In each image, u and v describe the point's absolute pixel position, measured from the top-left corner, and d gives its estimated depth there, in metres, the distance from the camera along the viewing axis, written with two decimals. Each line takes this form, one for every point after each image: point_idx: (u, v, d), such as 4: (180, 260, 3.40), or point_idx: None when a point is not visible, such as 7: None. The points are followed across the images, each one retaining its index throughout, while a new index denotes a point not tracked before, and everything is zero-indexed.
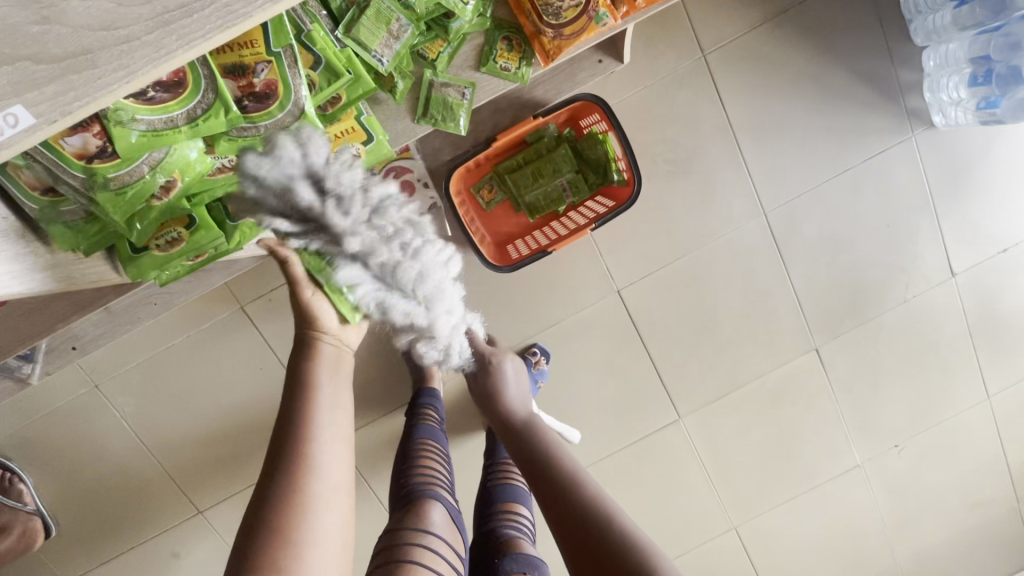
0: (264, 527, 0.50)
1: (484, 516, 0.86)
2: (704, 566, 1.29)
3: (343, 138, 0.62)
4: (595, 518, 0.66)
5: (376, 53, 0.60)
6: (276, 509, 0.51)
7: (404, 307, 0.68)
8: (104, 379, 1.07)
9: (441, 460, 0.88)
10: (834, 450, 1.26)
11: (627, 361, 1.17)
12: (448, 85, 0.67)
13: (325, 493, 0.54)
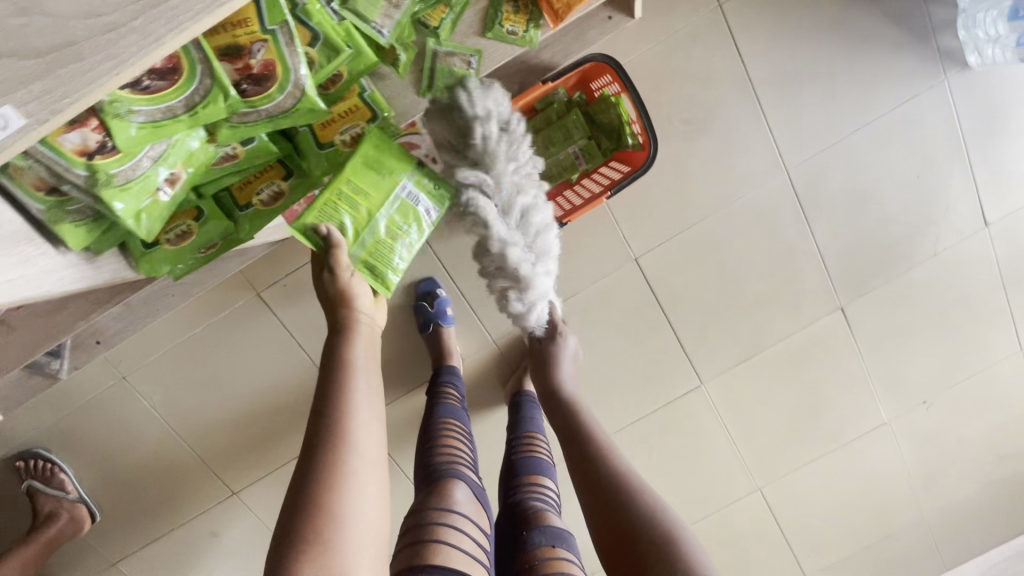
0: (303, 498, 0.53)
1: (509, 490, 0.87)
2: (727, 526, 1.31)
3: (345, 117, 0.61)
4: (625, 501, 0.70)
5: (376, 24, 0.57)
6: (316, 481, 0.54)
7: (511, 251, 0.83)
8: (132, 370, 1.08)
9: (464, 437, 0.89)
10: (860, 409, 1.25)
11: (647, 329, 1.15)
12: (453, 56, 0.63)
13: (360, 467, 0.57)
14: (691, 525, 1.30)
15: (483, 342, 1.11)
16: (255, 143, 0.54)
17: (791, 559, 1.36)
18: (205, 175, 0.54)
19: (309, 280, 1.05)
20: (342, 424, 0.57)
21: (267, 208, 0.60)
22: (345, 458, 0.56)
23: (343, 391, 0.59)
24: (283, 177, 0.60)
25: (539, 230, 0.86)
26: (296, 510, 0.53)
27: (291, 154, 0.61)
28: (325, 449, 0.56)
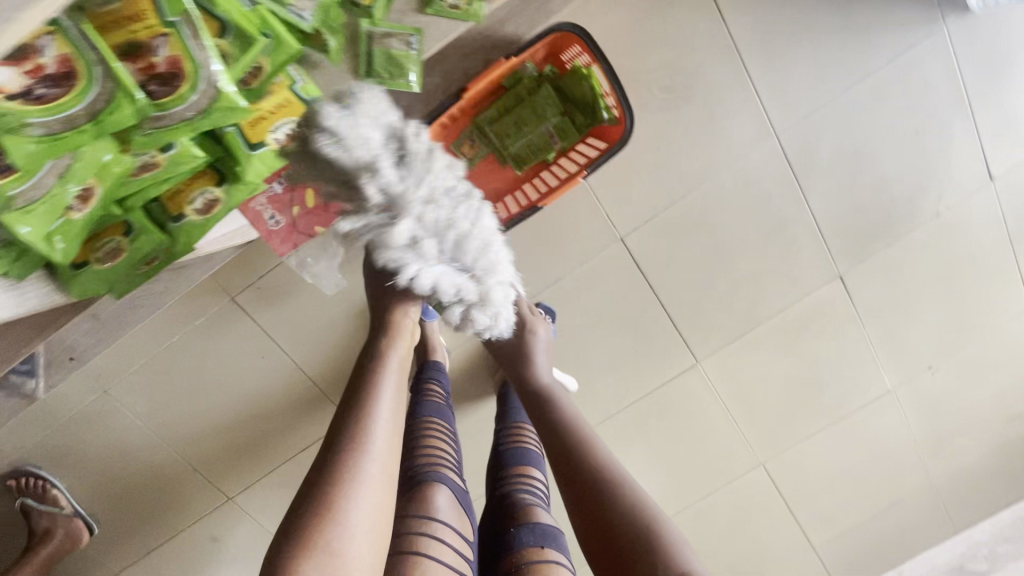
0: (325, 471, 0.62)
1: (496, 482, 0.87)
2: (731, 502, 1.29)
3: (278, 112, 0.54)
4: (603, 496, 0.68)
5: (295, 9, 0.56)
6: (337, 458, 0.63)
7: (442, 281, 0.77)
8: (113, 383, 1.06)
9: (447, 435, 0.88)
10: (863, 378, 1.21)
11: (637, 310, 1.11)
12: (390, 36, 0.62)
13: (379, 448, 0.66)
14: (694, 502, 1.28)
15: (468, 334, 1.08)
16: (176, 147, 0.49)
17: (797, 531, 1.34)
18: (124, 187, 0.48)
19: (283, 282, 1.01)
20: (367, 412, 0.67)
21: (204, 219, 0.54)
22: (366, 441, 0.65)
23: (375, 388, 0.71)
24: (216, 184, 0.54)
25: (467, 249, 0.78)
26: (316, 481, 0.61)
27: (222, 155, 0.53)
28: (349, 432, 0.65)
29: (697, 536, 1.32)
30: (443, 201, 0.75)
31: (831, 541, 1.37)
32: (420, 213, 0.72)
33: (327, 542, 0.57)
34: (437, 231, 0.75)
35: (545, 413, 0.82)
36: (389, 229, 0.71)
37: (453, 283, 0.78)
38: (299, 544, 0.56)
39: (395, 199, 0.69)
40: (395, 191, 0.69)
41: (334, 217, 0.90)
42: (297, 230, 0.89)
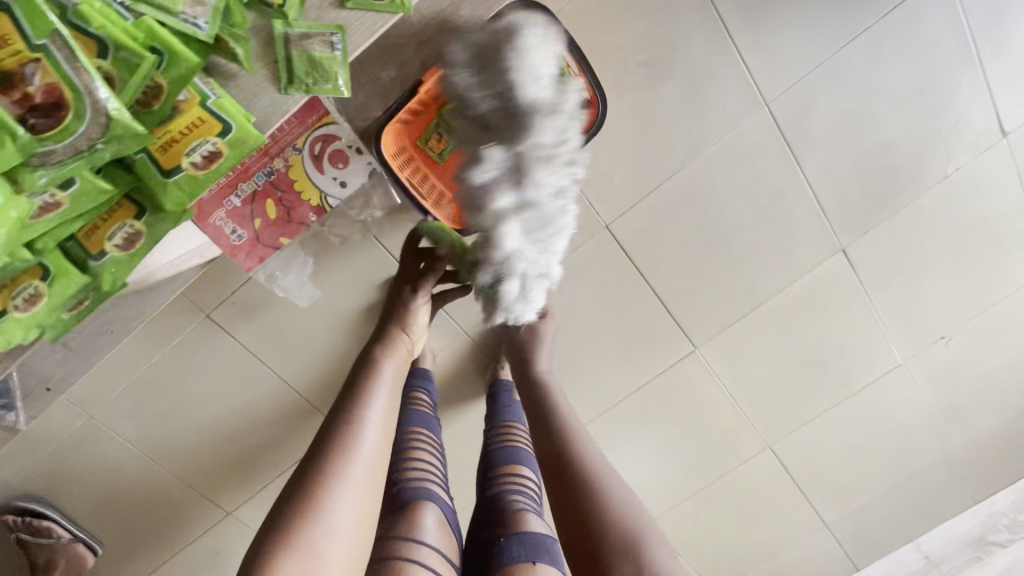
0: (312, 468, 0.64)
1: (484, 482, 0.91)
2: (738, 485, 1.26)
3: (191, 134, 0.50)
4: (583, 496, 0.71)
5: (187, 16, 0.47)
6: (325, 458, 0.65)
7: (517, 246, 0.81)
8: (97, 407, 1.04)
9: (433, 447, 0.90)
10: (872, 354, 1.15)
11: (629, 299, 1.06)
12: (311, 37, 0.55)
13: (368, 450, 0.68)
14: (700, 487, 1.26)
15: (453, 336, 1.04)
16: (78, 183, 0.47)
17: (809, 510, 1.31)
18: (26, 234, 0.46)
19: (258, 296, 0.98)
20: (356, 416, 0.70)
21: (126, 253, 0.54)
22: (355, 442, 0.67)
23: (367, 395, 0.74)
24: (136, 215, 0.53)
25: (550, 238, 0.83)
26: (303, 477, 0.63)
27: (136, 184, 0.52)
28: (338, 433, 0.67)
29: (704, 520, 1.30)
30: (549, 178, 0.76)
31: (844, 518, 1.33)
32: (533, 181, 0.75)
33: (308, 530, 0.58)
34: (536, 203, 0.77)
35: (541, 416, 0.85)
36: (499, 177, 0.75)
37: (525, 256, 0.83)
38: (283, 534, 0.58)
39: (535, 146, 0.73)
40: (531, 148, 0.73)
41: (299, 227, 0.85)
42: (261, 243, 0.84)
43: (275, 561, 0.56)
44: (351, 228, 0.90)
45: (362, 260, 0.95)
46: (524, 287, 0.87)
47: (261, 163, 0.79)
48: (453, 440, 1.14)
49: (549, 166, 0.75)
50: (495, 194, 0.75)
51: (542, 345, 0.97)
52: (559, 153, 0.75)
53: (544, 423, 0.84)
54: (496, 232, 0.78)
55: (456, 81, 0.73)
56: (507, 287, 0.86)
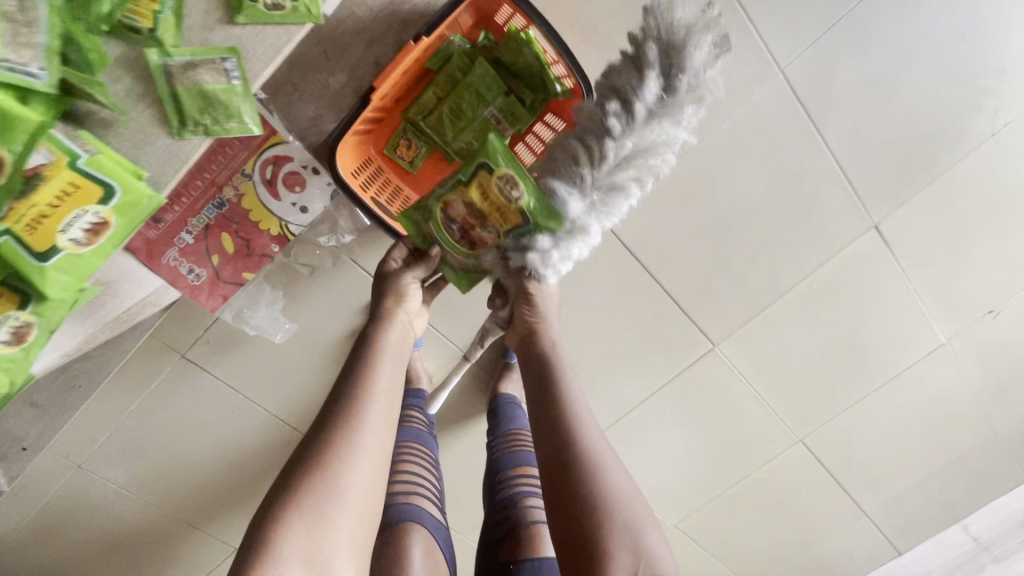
0: (315, 438, 0.57)
1: (490, 489, 0.86)
2: (769, 481, 1.18)
3: (64, 205, 0.45)
4: (582, 501, 0.56)
5: (16, 65, 0.39)
6: (330, 427, 0.58)
7: (615, 197, 0.64)
8: (84, 456, 0.99)
9: (424, 459, 0.84)
10: (912, 335, 1.05)
11: (637, 299, 0.97)
12: (196, 67, 0.47)
13: (375, 415, 0.61)
14: (728, 486, 1.18)
15: (448, 352, 0.97)
16: None
17: (847, 500, 1.23)
18: None
19: (233, 330, 0.90)
20: (361, 386, 0.62)
21: (20, 347, 0.51)
22: (359, 413, 0.59)
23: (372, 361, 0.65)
24: (19, 308, 0.49)
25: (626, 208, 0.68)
26: (305, 448, 0.57)
27: (10, 275, 0.48)
28: (343, 401, 0.60)
29: (735, 518, 1.23)
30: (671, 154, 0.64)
31: (886, 505, 1.25)
32: (658, 149, 0.62)
33: (303, 508, 0.52)
34: (654, 170, 0.64)
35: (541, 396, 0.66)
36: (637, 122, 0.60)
37: (610, 217, 0.66)
38: (284, 506, 0.52)
39: (681, 103, 0.60)
40: (676, 109, 0.60)
41: (262, 260, 0.76)
42: (223, 280, 0.76)
43: (275, 534, 0.50)
44: (321, 255, 0.81)
45: (339, 291, 0.84)
46: (586, 244, 0.66)
47: (209, 194, 0.71)
48: (460, 459, 1.08)
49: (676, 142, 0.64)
50: (630, 133, 0.61)
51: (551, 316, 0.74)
52: (677, 131, 0.62)
53: (542, 402, 0.66)
54: (604, 125, 0.61)
55: (668, 10, 0.59)
56: (577, 235, 0.65)
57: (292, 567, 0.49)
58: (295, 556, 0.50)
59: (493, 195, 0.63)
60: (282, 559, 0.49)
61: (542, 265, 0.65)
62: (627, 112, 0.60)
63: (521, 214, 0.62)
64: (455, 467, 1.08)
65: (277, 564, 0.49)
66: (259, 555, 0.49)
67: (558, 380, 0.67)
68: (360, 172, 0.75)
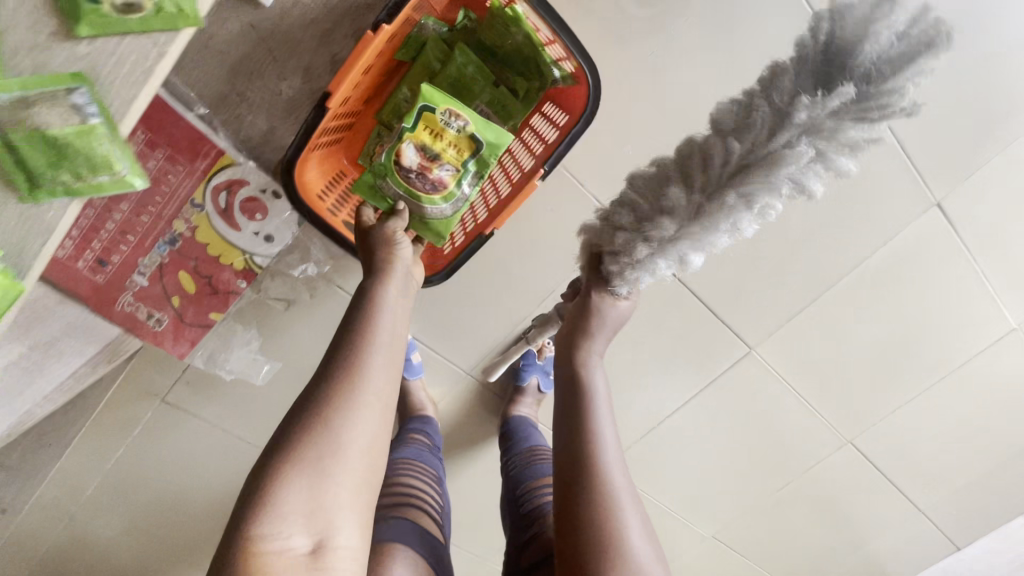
0: (313, 386, 0.46)
1: (514, 501, 0.75)
2: (815, 485, 1.08)
3: None
4: (587, 557, 0.47)
5: None
6: (336, 366, 0.47)
7: (716, 217, 0.46)
8: (75, 509, 0.90)
9: (424, 475, 0.74)
10: (977, 322, 0.92)
11: (661, 303, 0.86)
12: (34, 104, 0.37)
13: (382, 369, 0.48)
14: (770, 494, 1.08)
15: (453, 376, 0.87)
16: None
17: (901, 500, 1.13)
18: None
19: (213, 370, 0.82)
20: (364, 335, 0.49)
21: None
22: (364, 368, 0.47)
23: (376, 302, 0.52)
24: None
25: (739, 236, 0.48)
26: (305, 394, 0.46)
27: None
28: (341, 354, 0.48)
29: (777, 525, 1.13)
30: (812, 180, 0.43)
31: (944, 503, 1.14)
32: (792, 170, 0.43)
33: (298, 485, 0.42)
34: (785, 193, 0.45)
35: (563, 418, 0.55)
36: (761, 127, 0.43)
37: (708, 241, 0.48)
38: (287, 452, 0.42)
39: (837, 110, 0.40)
40: (832, 121, 0.41)
41: (229, 297, 0.67)
42: (187, 324, 0.67)
43: (276, 484, 0.41)
44: (295, 285, 0.70)
45: (321, 321, 0.73)
46: (674, 263, 0.50)
47: (158, 229, 0.61)
48: (475, 486, 0.99)
49: (826, 163, 0.43)
50: (749, 144, 0.44)
51: (606, 329, 0.58)
52: (830, 147, 0.42)
53: (574, 423, 0.54)
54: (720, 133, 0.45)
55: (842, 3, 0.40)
56: (656, 250, 0.50)
57: (293, 523, 0.41)
58: (298, 512, 0.41)
59: (442, 133, 0.57)
60: (282, 513, 0.41)
61: (622, 274, 0.53)
62: (752, 113, 0.44)
63: (472, 141, 0.58)
64: (470, 495, 1.00)
65: (277, 520, 0.40)
66: (255, 510, 0.41)
67: (588, 403, 0.55)
68: (331, 193, 0.64)
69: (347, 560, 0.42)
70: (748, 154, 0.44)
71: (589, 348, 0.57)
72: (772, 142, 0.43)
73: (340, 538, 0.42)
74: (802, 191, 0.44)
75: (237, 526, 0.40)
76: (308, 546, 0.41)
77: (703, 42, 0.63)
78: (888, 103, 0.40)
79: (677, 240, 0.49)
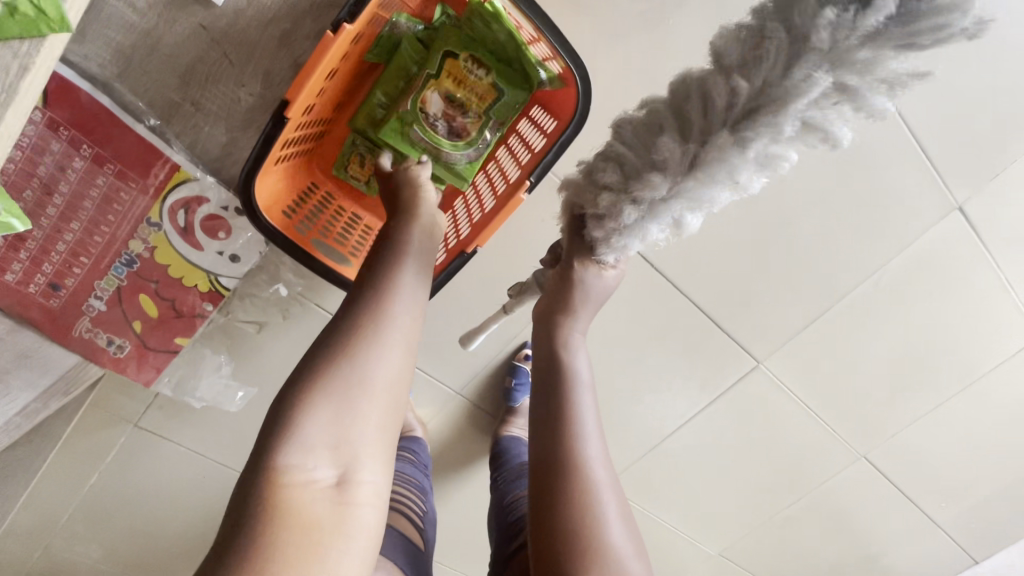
0: (339, 317, 0.40)
1: (501, 508, 0.71)
2: (828, 501, 1.03)
3: None
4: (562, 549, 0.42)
5: None
6: (362, 297, 0.42)
7: (712, 174, 0.37)
8: (49, 537, 0.86)
9: (410, 489, 0.69)
10: (999, 331, 0.86)
11: (663, 316, 0.81)
12: None
13: (410, 306, 0.42)
14: (780, 510, 1.03)
15: (443, 395, 0.83)
16: None
17: (919, 515, 1.07)
18: None
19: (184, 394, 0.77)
20: (392, 269, 0.43)
21: None
22: (390, 300, 0.41)
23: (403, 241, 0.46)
24: None
25: (744, 192, 0.40)
26: (332, 322, 0.40)
27: None
28: (369, 285, 0.42)
29: (788, 541, 1.08)
30: (834, 123, 0.34)
31: (965, 518, 1.09)
32: (801, 113, 0.34)
33: (322, 412, 0.36)
34: (796, 144, 0.36)
35: (541, 396, 0.49)
36: (775, 59, 0.34)
37: (705, 199, 0.39)
38: (314, 377, 0.37)
39: (874, 28, 0.31)
40: (862, 46, 0.31)
41: (194, 322, 0.62)
42: (151, 350, 0.62)
43: (300, 410, 0.36)
44: (266, 305, 0.66)
45: (297, 342, 0.68)
46: (666, 225, 0.42)
47: (113, 251, 0.56)
48: (469, 508, 0.94)
49: (854, 106, 0.33)
50: (755, 81, 0.35)
51: (591, 302, 0.52)
52: (861, 81, 0.32)
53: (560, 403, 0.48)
54: (722, 72, 0.37)
55: None
56: (645, 214, 0.42)
57: (318, 453, 0.35)
58: (324, 441, 0.35)
59: (465, 81, 0.57)
60: (306, 441, 0.35)
61: (610, 239, 0.45)
62: (765, 41, 0.34)
63: (495, 90, 0.57)
64: (463, 517, 0.95)
65: (302, 449, 0.35)
66: (278, 437, 0.35)
67: (569, 384, 0.49)
68: (299, 208, 0.60)
69: (374, 499, 0.36)
70: (756, 95, 0.35)
71: (571, 326, 0.52)
72: (787, 73, 0.33)
73: (367, 472, 0.36)
74: (822, 140, 0.35)
75: (257, 455, 0.35)
76: (333, 479, 0.35)
77: (705, 37, 0.58)
78: (947, 21, 0.30)
79: (670, 201, 0.40)
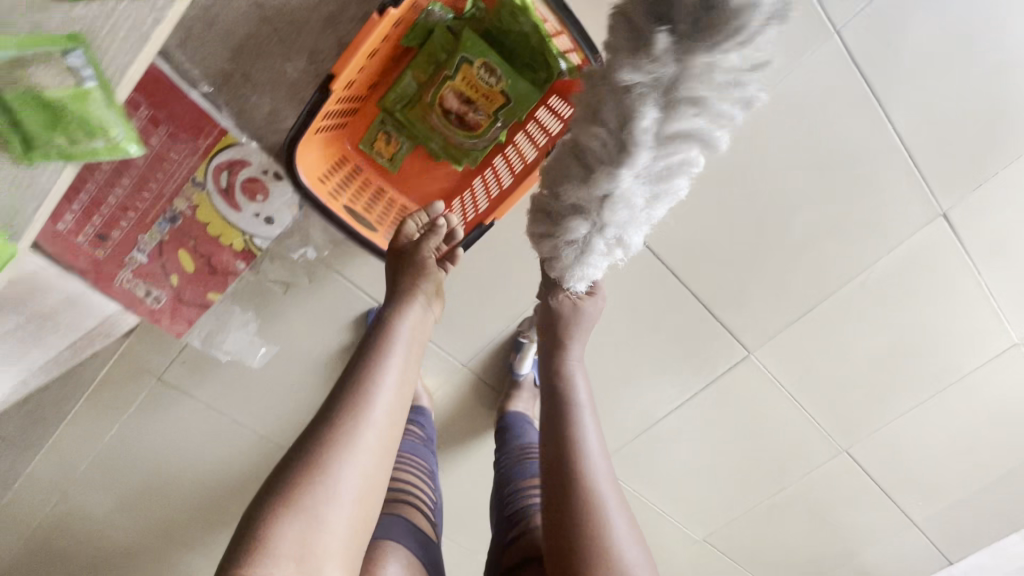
0: (316, 428, 0.47)
1: (502, 500, 0.75)
2: (808, 493, 1.07)
3: None
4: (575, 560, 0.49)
5: None
6: (338, 404, 0.48)
7: (617, 202, 0.47)
8: (68, 483, 0.90)
9: (418, 470, 0.74)
10: (977, 336, 0.91)
11: (660, 303, 0.86)
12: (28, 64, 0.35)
13: (382, 411, 0.49)
14: (762, 500, 1.08)
15: (448, 368, 0.87)
16: None
17: (895, 511, 1.12)
18: None
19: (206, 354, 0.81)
20: (369, 378, 0.50)
21: None
22: (365, 407, 0.48)
23: (378, 349, 0.53)
24: None
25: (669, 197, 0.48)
26: (310, 431, 0.46)
27: None
28: (347, 393, 0.49)
29: (768, 531, 1.13)
30: (703, 129, 0.41)
31: (938, 517, 1.13)
32: (663, 135, 0.41)
33: (294, 522, 0.41)
34: (679, 157, 0.44)
35: (553, 422, 0.59)
36: (612, 104, 0.42)
37: (629, 222, 0.49)
38: (285, 494, 0.42)
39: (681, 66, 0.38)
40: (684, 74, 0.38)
41: (228, 278, 0.67)
42: (185, 303, 0.67)
43: (270, 530, 0.41)
44: (294, 268, 0.71)
45: (320, 307, 0.73)
46: (610, 250, 0.52)
47: (158, 208, 0.61)
48: (467, 480, 0.99)
49: (705, 112, 0.40)
50: (617, 126, 0.42)
51: (583, 330, 0.64)
52: (707, 96, 0.39)
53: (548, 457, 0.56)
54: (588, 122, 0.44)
55: None
56: (582, 250, 0.52)
57: (285, 567, 0.40)
58: (290, 553, 0.40)
59: (477, 84, 0.64)
60: (274, 552, 0.40)
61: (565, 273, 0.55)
62: (600, 96, 0.42)
63: (503, 95, 0.64)
64: (461, 488, 1.00)
65: (271, 560, 0.39)
66: (248, 551, 0.40)
67: (573, 409, 0.59)
68: (331, 178, 0.65)
69: None
70: (621, 130, 0.42)
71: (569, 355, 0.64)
72: (632, 118, 0.41)
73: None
74: (701, 143, 0.42)
75: (228, 565, 0.40)
76: None
77: None
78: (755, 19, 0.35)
79: (599, 234, 0.50)
